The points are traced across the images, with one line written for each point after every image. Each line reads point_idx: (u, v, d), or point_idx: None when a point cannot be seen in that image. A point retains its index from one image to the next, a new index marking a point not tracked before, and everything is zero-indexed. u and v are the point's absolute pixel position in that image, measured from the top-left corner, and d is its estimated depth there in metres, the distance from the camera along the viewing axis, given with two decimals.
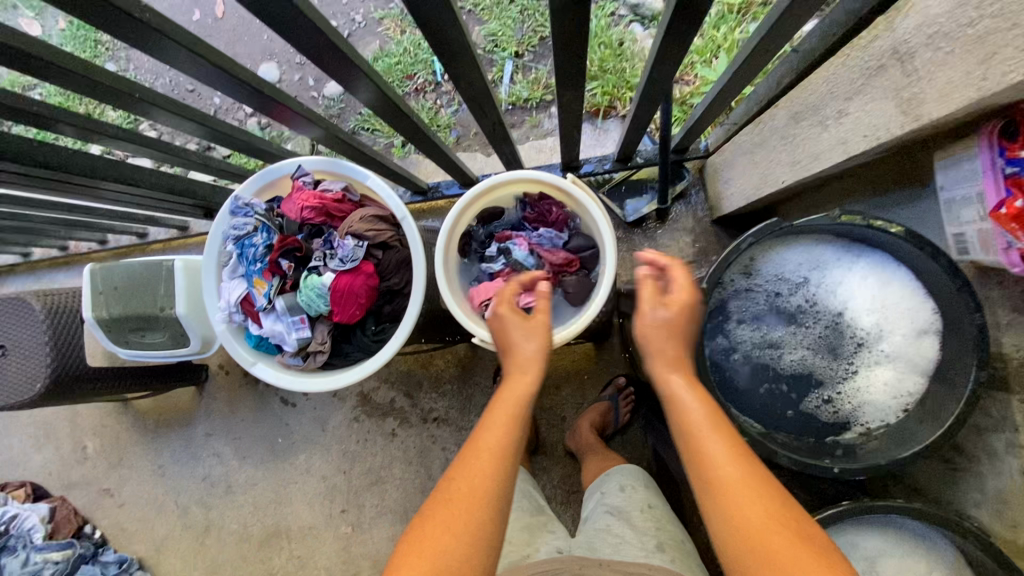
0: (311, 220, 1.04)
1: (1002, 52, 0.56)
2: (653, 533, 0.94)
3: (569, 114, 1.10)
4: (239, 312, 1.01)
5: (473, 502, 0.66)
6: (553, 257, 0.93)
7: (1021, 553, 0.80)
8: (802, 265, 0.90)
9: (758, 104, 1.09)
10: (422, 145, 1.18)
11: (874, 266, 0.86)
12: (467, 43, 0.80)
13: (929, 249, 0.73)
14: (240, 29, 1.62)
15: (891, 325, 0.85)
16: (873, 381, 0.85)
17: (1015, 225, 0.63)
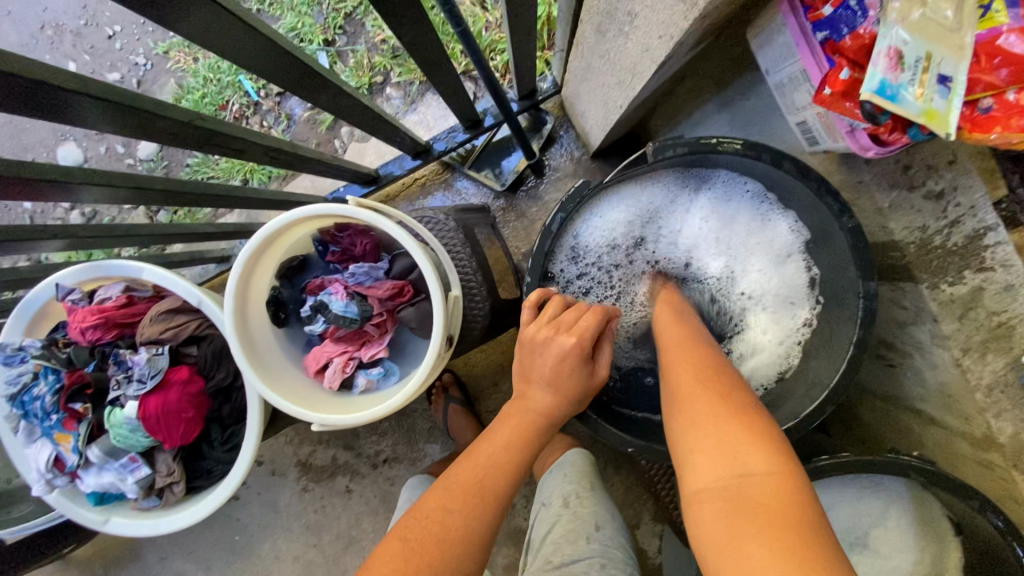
0: (101, 341, 0.85)
1: None
2: (596, 573, 0.81)
3: (358, 111, 0.91)
4: (58, 475, 0.84)
5: (461, 542, 0.53)
6: (377, 293, 0.77)
7: (981, 445, 0.69)
8: (632, 221, 0.79)
9: (568, 22, 0.91)
10: (231, 203, 0.97)
11: (714, 198, 0.77)
12: (134, 100, 0.61)
13: (773, 156, 0.61)
14: (21, 120, 1.48)
15: (746, 256, 0.77)
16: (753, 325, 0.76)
17: (845, 102, 0.50)
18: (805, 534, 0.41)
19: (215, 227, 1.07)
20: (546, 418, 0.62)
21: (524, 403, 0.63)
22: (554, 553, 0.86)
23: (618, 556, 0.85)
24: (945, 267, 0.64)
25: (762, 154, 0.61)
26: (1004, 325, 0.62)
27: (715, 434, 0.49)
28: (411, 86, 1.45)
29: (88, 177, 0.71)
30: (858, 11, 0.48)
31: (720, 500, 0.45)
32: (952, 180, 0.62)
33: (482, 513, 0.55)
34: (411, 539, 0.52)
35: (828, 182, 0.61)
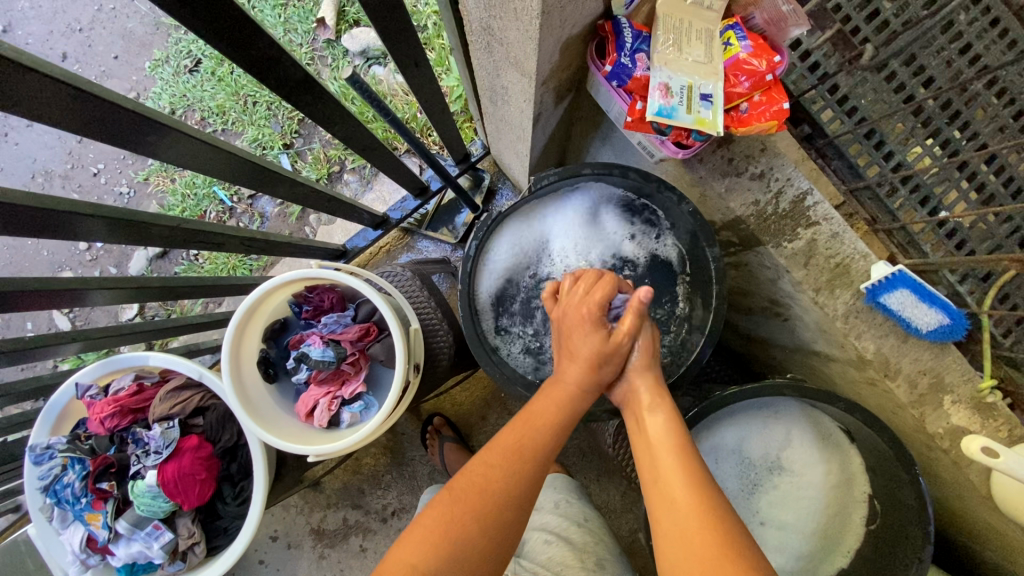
0: (118, 427, 0.98)
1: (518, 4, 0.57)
2: (592, 550, 0.94)
3: (316, 197, 1.09)
4: (92, 553, 0.94)
5: (495, 500, 0.68)
6: (348, 337, 0.91)
7: (861, 366, 0.83)
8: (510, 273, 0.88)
9: (474, 97, 1.13)
10: (218, 291, 1.12)
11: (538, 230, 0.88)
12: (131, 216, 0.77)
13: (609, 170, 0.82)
14: (24, 259, 1.67)
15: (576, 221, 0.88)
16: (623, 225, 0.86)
17: (643, 125, 0.68)
18: None
19: (205, 317, 1.22)
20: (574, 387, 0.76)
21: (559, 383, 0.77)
22: (545, 535, 0.96)
23: (605, 537, 0.99)
24: (782, 229, 0.80)
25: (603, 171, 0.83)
26: (840, 265, 0.79)
27: (694, 571, 0.58)
28: (364, 170, 1.67)
29: (92, 282, 0.86)
30: (632, 65, 0.64)
31: None
32: (768, 163, 0.79)
33: (520, 473, 0.70)
34: (457, 492, 0.69)
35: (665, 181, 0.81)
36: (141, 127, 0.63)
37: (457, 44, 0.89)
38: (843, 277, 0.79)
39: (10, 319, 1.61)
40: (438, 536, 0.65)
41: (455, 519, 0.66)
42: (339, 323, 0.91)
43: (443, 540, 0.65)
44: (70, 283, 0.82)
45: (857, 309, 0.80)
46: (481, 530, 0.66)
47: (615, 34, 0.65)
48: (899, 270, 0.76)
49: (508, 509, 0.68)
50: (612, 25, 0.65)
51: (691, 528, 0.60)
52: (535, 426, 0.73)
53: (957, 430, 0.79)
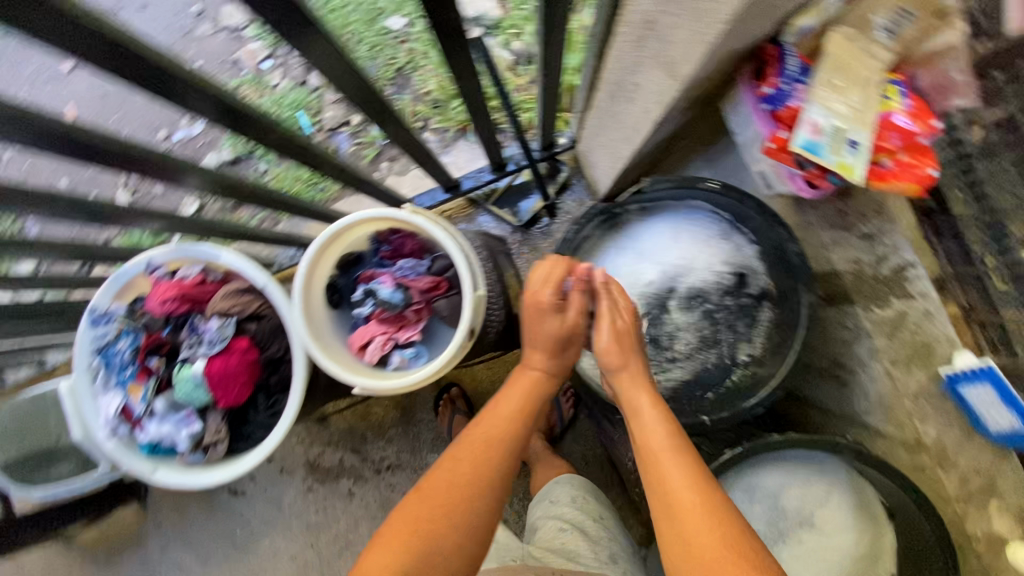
0: (175, 312, 1.01)
1: (707, 6, 0.58)
2: (608, 543, 0.99)
3: (412, 145, 1.11)
4: (122, 424, 0.97)
5: (470, 489, 0.73)
6: (418, 285, 0.93)
7: (913, 449, 0.82)
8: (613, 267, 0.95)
9: (587, 89, 1.13)
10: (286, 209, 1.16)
11: (643, 235, 0.95)
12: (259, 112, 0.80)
13: (738, 195, 0.85)
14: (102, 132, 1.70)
15: (689, 237, 0.93)
16: (732, 254, 0.92)
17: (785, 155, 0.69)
18: None
19: (259, 231, 1.25)
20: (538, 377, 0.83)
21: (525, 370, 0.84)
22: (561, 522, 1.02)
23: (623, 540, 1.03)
24: (878, 293, 0.80)
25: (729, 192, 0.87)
26: (922, 344, 0.79)
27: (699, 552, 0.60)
28: (446, 133, 1.69)
29: (190, 166, 0.88)
30: (790, 92, 0.66)
31: None
32: (879, 227, 0.80)
33: (491, 465, 0.75)
34: (426, 487, 0.73)
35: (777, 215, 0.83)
36: (305, 32, 0.65)
37: (597, 35, 0.90)
38: (922, 356, 0.80)
39: (84, 179, 1.60)
40: (411, 531, 0.69)
41: (428, 513, 0.70)
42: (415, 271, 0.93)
43: (415, 534, 0.69)
44: (177, 162, 0.85)
45: (926, 392, 0.80)
46: (456, 524, 0.70)
47: (778, 59, 0.67)
48: (986, 366, 0.75)
49: (479, 507, 0.72)
50: (778, 49, 0.66)
51: (693, 523, 0.62)
52: (502, 422, 0.78)
53: (994, 535, 0.78)
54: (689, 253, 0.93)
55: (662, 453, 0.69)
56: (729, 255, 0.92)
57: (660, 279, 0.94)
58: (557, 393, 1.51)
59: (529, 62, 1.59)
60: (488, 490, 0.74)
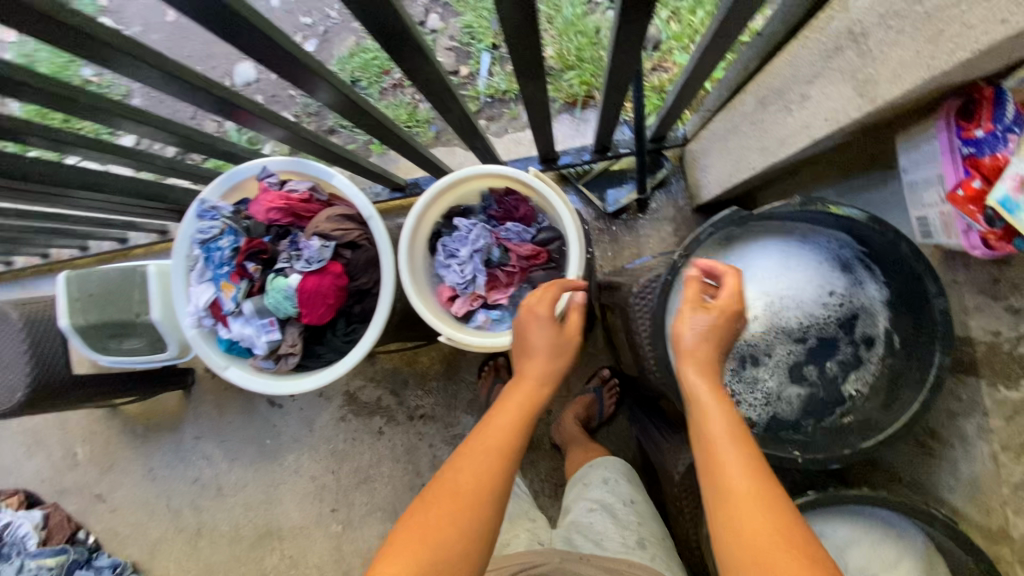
0: (278, 221, 1.03)
1: (950, 29, 0.54)
2: (635, 527, 0.96)
3: (537, 107, 1.09)
4: (209, 316, 1.01)
5: (474, 498, 0.67)
6: (519, 252, 0.92)
7: (994, 538, 0.81)
8: (719, 280, 0.94)
9: (729, 89, 1.08)
10: (389, 141, 1.17)
11: (754, 253, 0.93)
12: (413, 33, 0.80)
13: (893, 233, 0.77)
14: None
15: (805, 265, 0.91)
16: (848, 291, 0.89)
17: (974, 207, 0.67)
18: None
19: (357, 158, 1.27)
20: (541, 376, 0.78)
21: (523, 376, 0.77)
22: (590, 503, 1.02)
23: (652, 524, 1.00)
24: (1009, 371, 0.77)
25: (879, 227, 0.79)
26: None
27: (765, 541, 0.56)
28: (552, 103, 1.65)
29: (331, 77, 0.91)
30: (1002, 141, 0.63)
31: None
32: None
33: (494, 473, 0.69)
34: (431, 496, 0.68)
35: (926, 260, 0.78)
36: None
37: (771, 36, 0.85)
38: None
39: (190, 54, 1.63)
40: (416, 546, 0.63)
41: (434, 525, 0.64)
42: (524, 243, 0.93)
43: (423, 554, 0.62)
44: (321, 70, 0.88)
45: None
46: (464, 534, 0.64)
47: (994, 103, 0.63)
48: None
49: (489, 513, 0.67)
50: (995, 92, 0.62)
51: (753, 509, 0.58)
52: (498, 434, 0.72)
53: None
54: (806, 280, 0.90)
55: (716, 432, 0.64)
56: (848, 287, 0.89)
57: (769, 312, 0.91)
58: (602, 386, 1.50)
59: (656, 47, 1.53)
60: (494, 494, 0.68)
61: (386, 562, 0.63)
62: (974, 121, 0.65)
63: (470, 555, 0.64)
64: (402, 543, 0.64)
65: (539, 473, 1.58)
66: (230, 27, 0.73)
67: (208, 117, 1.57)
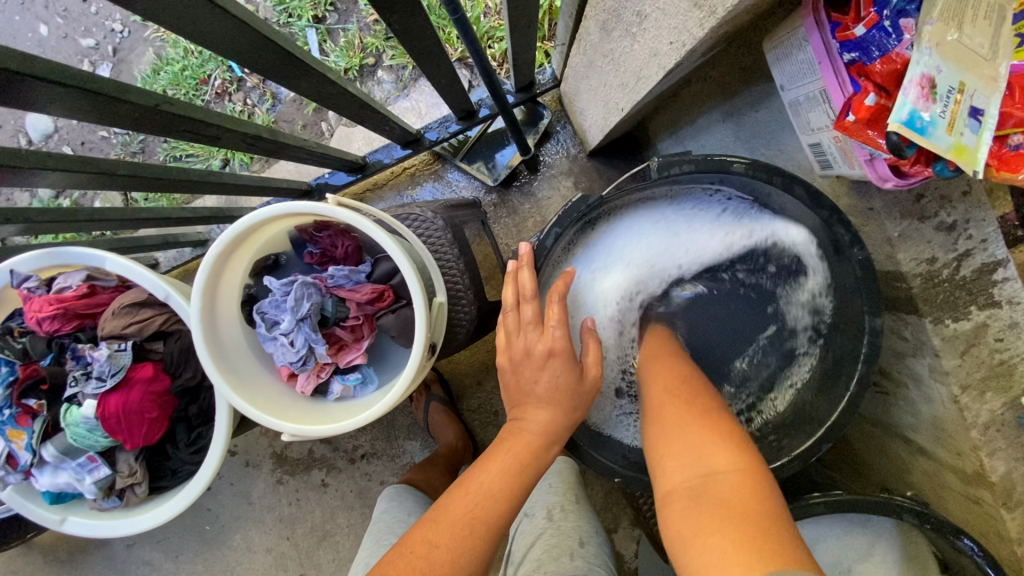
0: (61, 331, 0.81)
1: None
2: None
3: (349, 100, 0.87)
4: (10, 473, 0.80)
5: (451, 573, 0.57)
6: (355, 297, 0.72)
7: (970, 480, 0.67)
8: (612, 276, 0.83)
9: (572, 16, 0.88)
10: (192, 187, 0.93)
11: (634, 232, 0.83)
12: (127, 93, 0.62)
13: (789, 179, 0.68)
14: None
15: (697, 225, 0.81)
16: (763, 236, 0.80)
17: (873, 131, 0.56)
18: (764, 530, 0.49)
19: (178, 211, 1.03)
20: (538, 439, 0.66)
21: (520, 430, 0.67)
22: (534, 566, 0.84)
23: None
24: (953, 301, 0.64)
25: (776, 174, 0.68)
26: (1004, 364, 0.63)
27: (693, 449, 0.60)
28: (404, 72, 1.41)
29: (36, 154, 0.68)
30: (892, 33, 0.53)
31: (693, 501, 0.55)
32: (964, 213, 0.63)
33: (478, 548, 0.59)
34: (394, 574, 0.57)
35: (839, 211, 0.67)
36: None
37: None
38: (1002, 379, 0.63)
39: None
40: None
41: None
42: (362, 288, 0.72)
43: None
44: (15, 158, 0.66)
45: (1001, 422, 0.64)
46: None
47: None
48: None
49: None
50: None
51: (684, 424, 0.63)
52: (488, 494, 0.62)
53: None
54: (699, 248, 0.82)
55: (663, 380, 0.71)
56: (758, 234, 0.80)
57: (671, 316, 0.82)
58: None
59: None
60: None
61: None
62: (852, 15, 0.56)
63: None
64: None
65: None
66: None
67: (15, 190, 1.34)
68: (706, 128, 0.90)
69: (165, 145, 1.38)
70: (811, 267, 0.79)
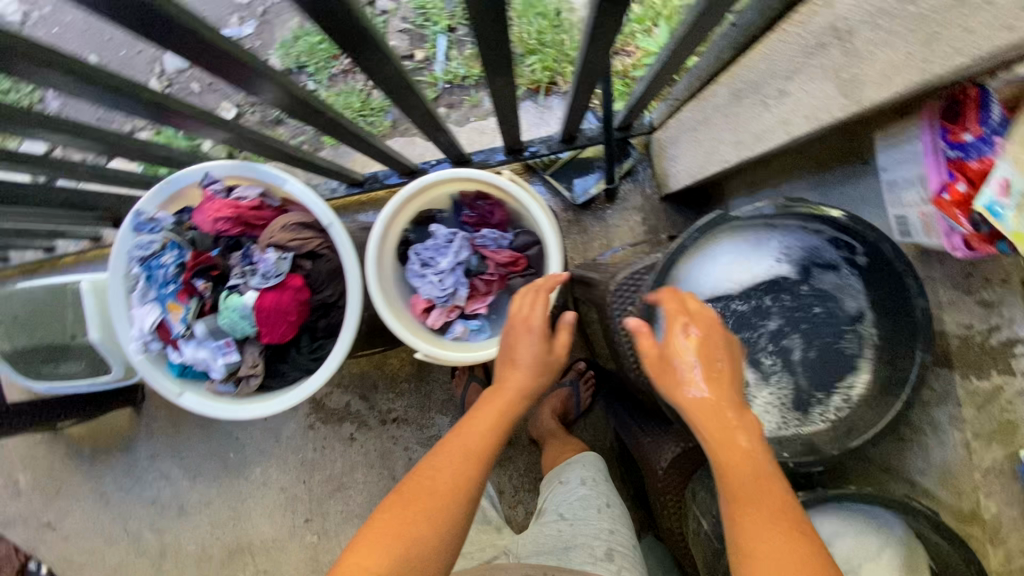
0: (226, 232, 0.95)
1: (948, 31, 0.52)
2: (605, 536, 1.05)
3: (505, 100, 1.03)
4: (155, 340, 0.92)
5: (450, 497, 0.70)
6: (497, 259, 0.89)
7: (966, 519, 0.86)
8: (720, 277, 0.92)
9: (700, 79, 1.06)
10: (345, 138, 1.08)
11: (728, 250, 0.92)
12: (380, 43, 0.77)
13: (879, 236, 0.81)
14: None
15: (750, 256, 0.92)
16: (813, 262, 0.91)
17: (959, 210, 0.73)
18: None
19: (298, 156, 1.17)
20: (516, 393, 0.79)
21: (505, 386, 0.80)
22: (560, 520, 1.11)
23: (623, 530, 1.09)
24: (981, 364, 0.83)
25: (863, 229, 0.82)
26: (1010, 423, 0.82)
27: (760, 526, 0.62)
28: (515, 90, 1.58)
29: (281, 79, 0.82)
30: (988, 145, 0.70)
31: None
32: (1001, 295, 0.81)
33: (471, 473, 0.73)
34: (407, 494, 0.70)
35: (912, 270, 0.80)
36: None
37: (746, 28, 0.82)
38: (1006, 436, 0.82)
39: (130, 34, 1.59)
40: (393, 539, 0.66)
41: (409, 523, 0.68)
42: (501, 254, 0.89)
43: (400, 552, 0.66)
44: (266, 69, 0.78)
45: (999, 469, 0.83)
46: (436, 540, 0.68)
47: (980, 104, 0.70)
48: None
49: (469, 498, 0.72)
50: (980, 94, 0.69)
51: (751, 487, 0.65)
52: (481, 434, 0.76)
53: None
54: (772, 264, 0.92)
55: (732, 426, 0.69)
56: (804, 259, 0.91)
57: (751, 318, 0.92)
58: (578, 380, 1.52)
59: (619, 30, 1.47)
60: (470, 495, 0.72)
61: (363, 546, 0.67)
62: (960, 125, 0.72)
63: (432, 554, 0.67)
64: (379, 527, 0.68)
65: (518, 468, 1.57)
66: (196, 49, 0.69)
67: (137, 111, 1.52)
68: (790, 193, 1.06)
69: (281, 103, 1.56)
70: (852, 281, 0.90)
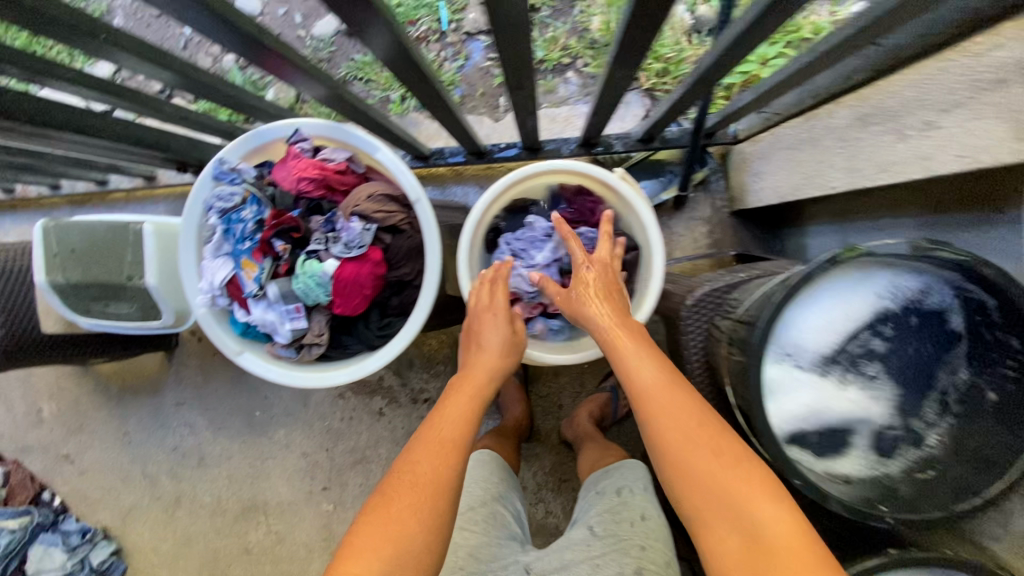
0: (308, 193, 0.91)
1: None
2: (636, 554, 1.01)
3: (610, 92, 0.98)
4: (223, 295, 0.90)
5: (434, 489, 0.69)
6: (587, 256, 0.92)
7: None
8: (813, 324, 0.73)
9: (813, 97, 1.00)
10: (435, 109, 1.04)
11: (822, 291, 0.73)
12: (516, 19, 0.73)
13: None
14: None
15: (852, 295, 0.73)
16: (925, 307, 0.72)
17: None
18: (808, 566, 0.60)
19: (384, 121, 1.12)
20: (486, 377, 0.79)
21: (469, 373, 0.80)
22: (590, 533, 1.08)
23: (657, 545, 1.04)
24: None
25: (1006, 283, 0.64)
26: None
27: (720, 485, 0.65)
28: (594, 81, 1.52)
29: (400, 34, 0.77)
30: None
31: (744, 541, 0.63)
32: None
33: (451, 468, 0.71)
34: (389, 490, 0.68)
35: None
36: None
37: (895, 51, 0.77)
38: None
39: None
40: (381, 539, 0.64)
41: (396, 519, 0.66)
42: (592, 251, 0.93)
43: (389, 550, 0.64)
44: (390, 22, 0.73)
45: None
46: (423, 536, 0.66)
47: None
48: None
49: (453, 485, 0.70)
50: None
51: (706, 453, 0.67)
52: (450, 421, 0.74)
53: None
54: (884, 309, 0.73)
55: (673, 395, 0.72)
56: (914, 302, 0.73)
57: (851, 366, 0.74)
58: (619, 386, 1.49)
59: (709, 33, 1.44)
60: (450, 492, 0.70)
61: (354, 548, 0.65)
62: None
63: (420, 555, 0.65)
64: (370, 529, 0.66)
65: (543, 467, 1.55)
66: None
67: (201, 51, 1.52)
68: (892, 228, 1.01)
69: (351, 64, 1.53)
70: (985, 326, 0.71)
